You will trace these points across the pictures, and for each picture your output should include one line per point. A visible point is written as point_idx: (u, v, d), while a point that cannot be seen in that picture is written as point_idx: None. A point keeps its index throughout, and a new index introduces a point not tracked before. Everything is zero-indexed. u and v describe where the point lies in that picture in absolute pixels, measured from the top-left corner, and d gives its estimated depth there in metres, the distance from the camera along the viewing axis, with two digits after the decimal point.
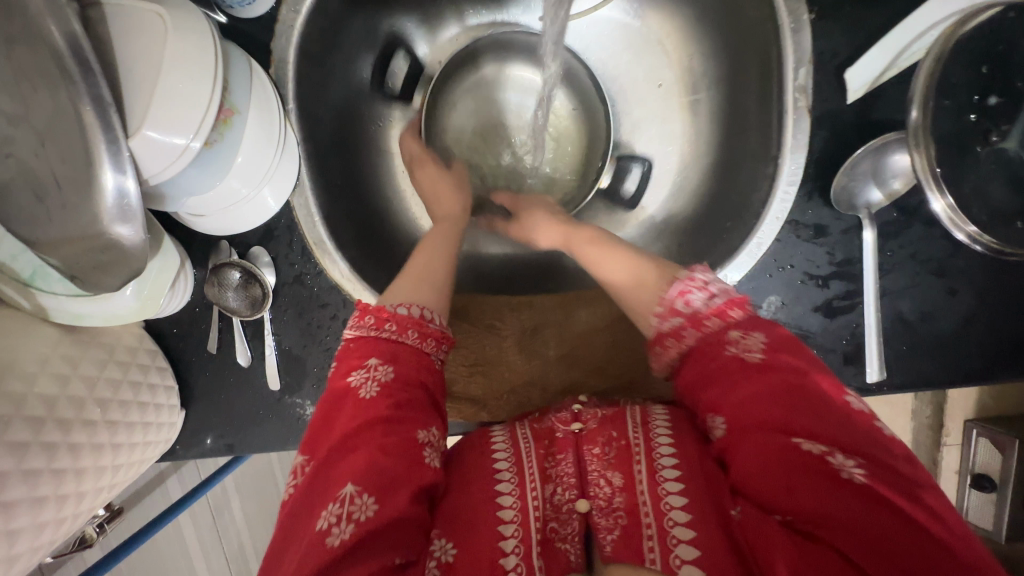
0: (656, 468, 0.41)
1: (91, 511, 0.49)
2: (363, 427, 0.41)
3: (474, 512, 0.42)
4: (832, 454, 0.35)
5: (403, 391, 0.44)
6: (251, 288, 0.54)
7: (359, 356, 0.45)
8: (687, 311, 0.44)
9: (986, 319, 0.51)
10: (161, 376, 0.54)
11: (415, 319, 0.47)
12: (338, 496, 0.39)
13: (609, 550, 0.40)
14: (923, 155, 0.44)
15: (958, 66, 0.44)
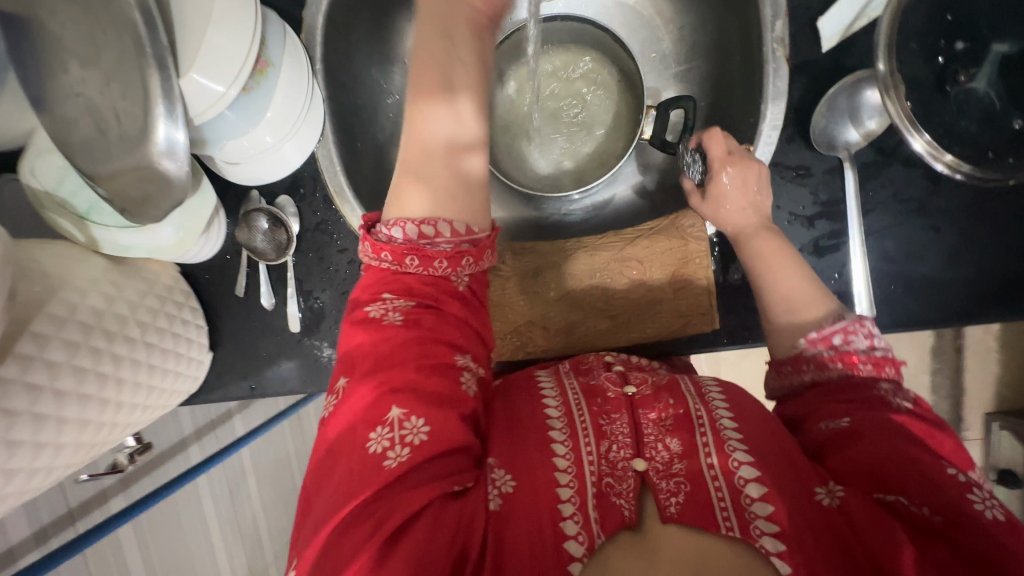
0: (722, 436, 0.44)
1: (125, 431, 0.52)
2: (402, 354, 0.42)
3: (528, 454, 0.43)
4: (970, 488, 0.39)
5: (426, 317, 0.43)
6: (277, 234, 0.59)
7: (376, 287, 0.44)
8: (845, 348, 0.46)
9: (970, 256, 0.53)
10: (192, 314, 0.59)
11: (412, 242, 0.43)
12: (385, 419, 0.40)
13: (672, 512, 0.40)
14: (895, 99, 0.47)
15: (921, 13, 0.49)
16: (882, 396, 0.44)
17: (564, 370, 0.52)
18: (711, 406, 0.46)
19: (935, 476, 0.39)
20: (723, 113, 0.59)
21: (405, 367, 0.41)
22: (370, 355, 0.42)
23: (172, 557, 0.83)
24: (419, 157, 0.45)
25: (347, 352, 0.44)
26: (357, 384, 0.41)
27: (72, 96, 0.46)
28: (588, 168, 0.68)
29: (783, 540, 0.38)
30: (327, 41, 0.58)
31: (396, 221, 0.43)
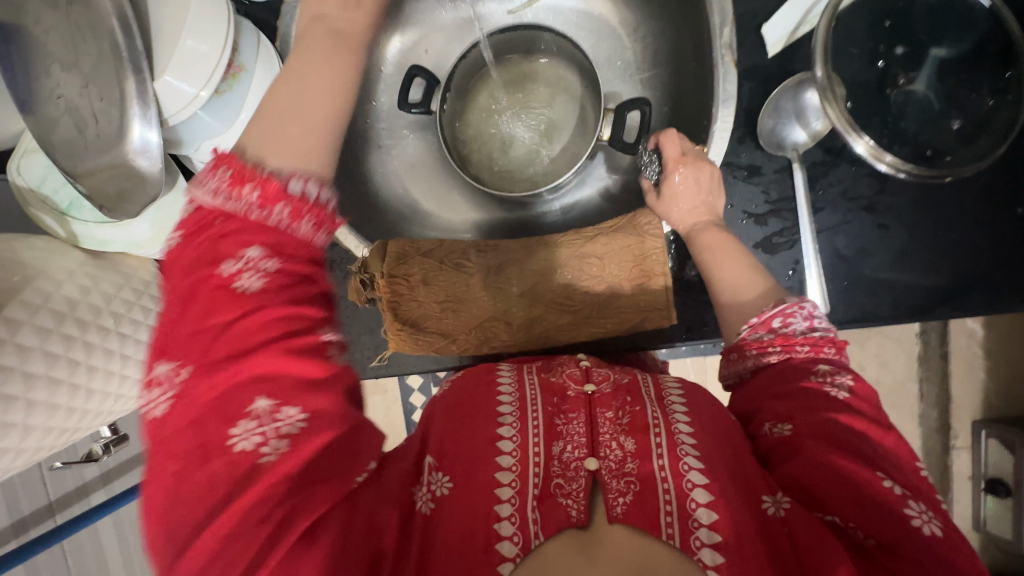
0: (676, 437, 0.44)
1: (98, 420, 0.54)
2: (267, 332, 0.34)
3: (472, 454, 0.44)
4: (909, 501, 0.40)
5: (295, 282, 0.36)
6: None
7: (232, 237, 0.35)
8: (784, 330, 0.48)
9: (919, 253, 0.55)
10: None
11: (309, 199, 0.36)
12: (249, 412, 0.33)
13: (618, 512, 0.40)
14: (836, 109, 0.48)
15: (861, 20, 0.51)
16: (821, 387, 0.45)
17: (526, 368, 0.54)
18: (669, 409, 0.47)
19: (873, 489, 0.40)
20: (681, 116, 0.61)
21: (269, 349, 0.34)
22: (218, 330, 0.34)
23: (150, 552, 0.85)
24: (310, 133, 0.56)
25: (178, 328, 0.34)
26: (212, 369, 0.33)
27: (53, 98, 0.49)
28: (556, 171, 0.70)
29: (723, 550, 0.38)
30: (301, 49, 0.61)
31: (295, 172, 0.36)
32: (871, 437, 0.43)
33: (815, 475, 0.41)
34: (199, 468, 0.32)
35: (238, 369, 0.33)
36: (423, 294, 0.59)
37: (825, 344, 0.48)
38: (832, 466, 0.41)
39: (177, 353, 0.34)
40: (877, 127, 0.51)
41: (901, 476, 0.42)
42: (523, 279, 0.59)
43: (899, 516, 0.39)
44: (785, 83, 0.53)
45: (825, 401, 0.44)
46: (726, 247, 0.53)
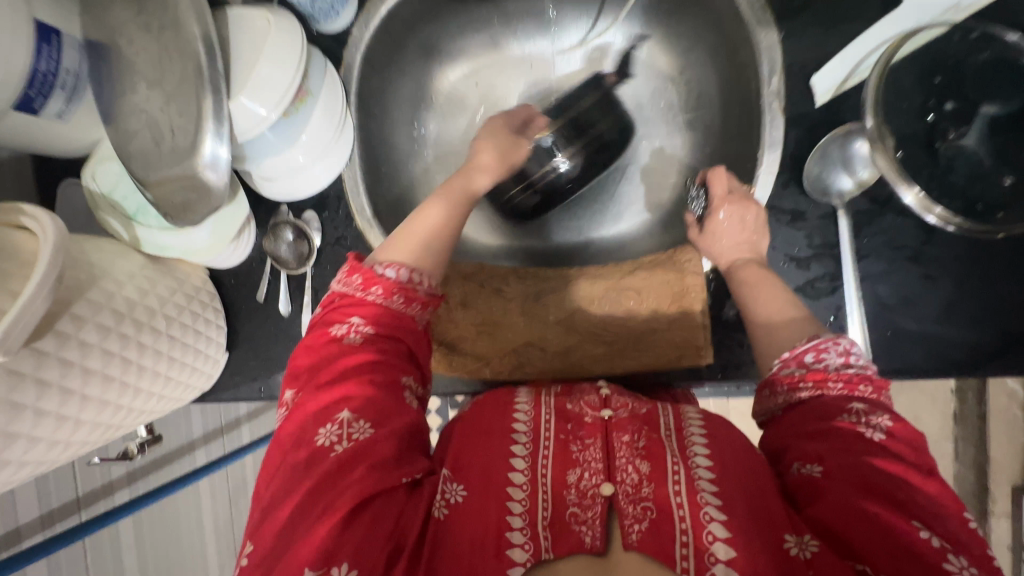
0: (693, 470, 0.42)
1: (140, 419, 0.55)
2: (361, 367, 0.46)
3: (486, 470, 0.44)
4: (949, 554, 0.36)
5: (386, 342, 0.49)
6: (300, 245, 0.64)
7: (345, 313, 0.49)
8: (815, 364, 0.46)
9: (967, 307, 0.54)
10: (215, 314, 0.63)
11: (402, 284, 0.50)
12: (337, 418, 0.43)
13: (633, 539, 0.40)
14: (885, 154, 0.49)
15: (908, 75, 0.52)
16: (855, 428, 0.43)
17: (545, 395, 0.52)
18: (689, 442, 0.45)
19: (906, 538, 0.37)
20: (725, 158, 0.63)
21: (362, 376, 0.45)
22: (323, 367, 0.47)
23: (165, 555, 0.85)
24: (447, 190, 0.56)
25: (297, 368, 0.48)
26: (312, 394, 0.45)
27: (136, 112, 0.53)
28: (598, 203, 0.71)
29: None
30: (362, 77, 0.64)
31: (394, 262, 0.50)
32: (907, 480, 0.40)
33: (841, 518, 0.38)
34: (291, 458, 0.43)
35: (333, 391, 0.45)
36: (460, 316, 0.61)
37: (860, 382, 0.46)
38: (860, 508, 0.38)
39: (290, 388, 0.47)
40: (927, 181, 0.51)
41: (943, 525, 0.38)
42: (558, 306, 0.60)
43: (935, 570, 0.36)
44: (835, 131, 0.54)
45: (858, 442, 0.42)
46: (768, 284, 0.52)
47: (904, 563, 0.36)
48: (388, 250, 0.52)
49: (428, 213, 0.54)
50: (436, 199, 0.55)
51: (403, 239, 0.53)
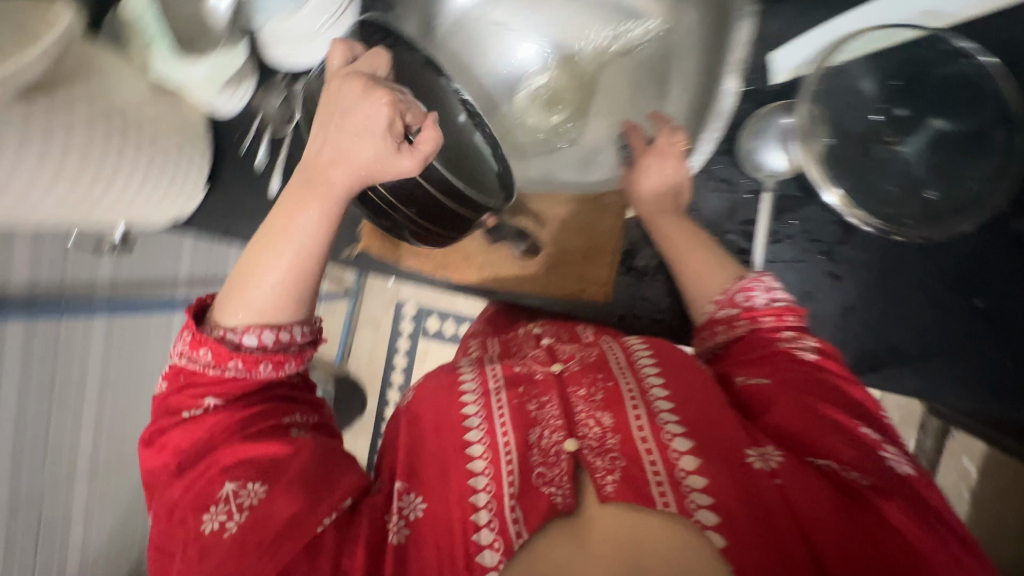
0: (654, 411, 0.52)
1: (112, 213, 0.64)
2: (225, 431, 0.46)
3: (445, 449, 0.52)
4: (882, 444, 0.50)
5: (249, 398, 0.48)
6: (286, 109, 0.74)
7: (190, 393, 0.47)
8: (745, 304, 0.56)
9: (863, 315, 0.57)
10: (201, 156, 0.71)
11: (268, 347, 0.46)
12: (220, 495, 0.44)
13: (609, 491, 0.47)
14: (811, 153, 0.51)
15: (868, 74, 0.54)
16: (790, 351, 0.54)
17: (485, 365, 0.60)
18: (644, 377, 0.55)
19: (851, 432, 0.50)
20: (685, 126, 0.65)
21: (230, 440, 0.46)
22: (188, 452, 0.46)
23: (126, 365, 0.97)
24: (305, 194, 0.45)
25: (157, 467, 0.47)
26: (184, 480, 0.45)
27: None
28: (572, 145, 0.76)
29: (716, 513, 0.44)
30: None
31: (250, 326, 0.45)
32: (837, 393, 0.52)
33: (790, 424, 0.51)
34: (183, 548, 0.44)
35: (206, 468, 0.45)
36: None
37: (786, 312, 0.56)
38: (805, 407, 0.51)
39: (158, 479, 0.47)
40: (857, 172, 0.53)
41: (867, 418, 0.52)
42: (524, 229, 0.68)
43: (874, 454, 0.49)
44: (770, 105, 0.57)
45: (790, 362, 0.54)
46: (691, 235, 0.59)
47: (846, 455, 0.48)
48: (230, 308, 0.46)
49: (266, 260, 0.45)
50: (284, 220, 0.45)
51: (239, 288, 0.46)
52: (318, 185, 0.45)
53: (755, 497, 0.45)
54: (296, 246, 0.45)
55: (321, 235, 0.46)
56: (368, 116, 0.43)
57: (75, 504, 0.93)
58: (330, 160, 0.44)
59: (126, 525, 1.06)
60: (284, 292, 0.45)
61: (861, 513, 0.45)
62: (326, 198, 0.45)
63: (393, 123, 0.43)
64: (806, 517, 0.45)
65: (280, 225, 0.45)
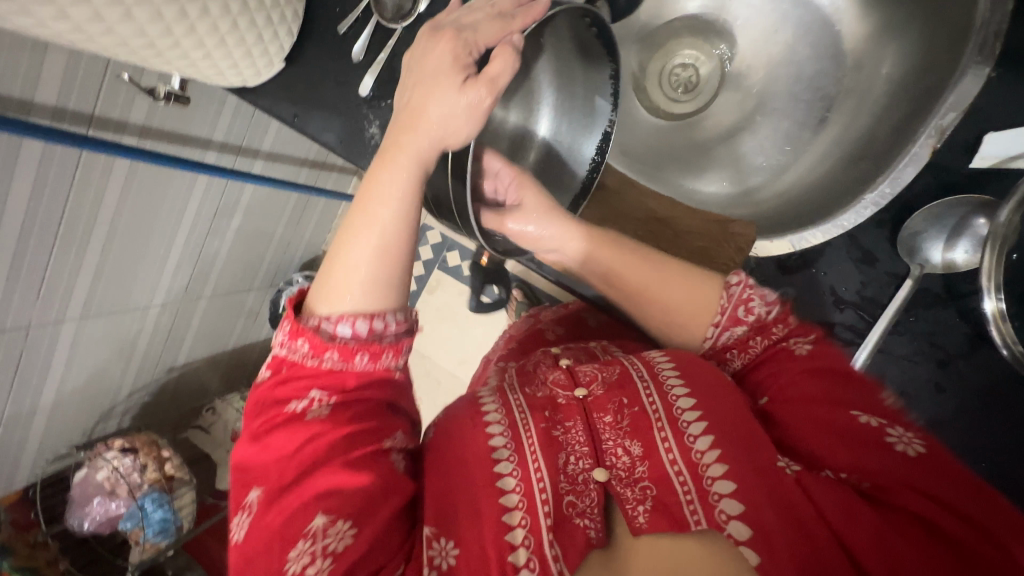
0: (680, 426, 0.52)
1: (176, 64, 0.54)
2: (329, 451, 0.48)
3: (477, 464, 0.52)
4: (886, 428, 0.48)
5: (351, 406, 0.49)
6: (404, 2, 0.65)
7: (298, 385, 0.48)
8: (751, 321, 0.57)
9: (964, 427, 0.65)
10: (293, 18, 0.60)
11: (359, 337, 0.48)
12: (309, 528, 0.45)
13: (639, 522, 0.50)
14: (995, 256, 0.52)
15: None
16: (787, 349, 0.56)
17: (508, 392, 0.60)
18: (667, 389, 0.55)
19: (867, 431, 0.48)
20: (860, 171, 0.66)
21: (330, 465, 0.47)
22: (289, 457, 0.48)
23: (140, 219, 0.88)
24: (385, 163, 0.48)
25: (258, 462, 0.48)
26: (280, 501, 0.46)
27: None
28: (709, 141, 0.79)
29: (743, 517, 0.46)
30: None
31: (343, 316, 0.48)
32: (828, 374, 0.53)
33: (808, 431, 0.50)
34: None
35: (300, 493, 0.46)
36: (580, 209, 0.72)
37: (774, 324, 0.58)
38: (813, 421, 0.50)
39: (256, 481, 0.48)
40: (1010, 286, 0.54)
41: (866, 401, 0.51)
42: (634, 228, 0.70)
43: (880, 440, 0.47)
44: (965, 198, 0.63)
45: (787, 359, 0.56)
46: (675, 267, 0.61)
47: (879, 460, 0.46)
48: (319, 296, 0.49)
49: (351, 244, 0.48)
50: (367, 201, 0.48)
51: (330, 280, 0.48)
52: (393, 155, 0.48)
53: (780, 493, 0.47)
54: (374, 223, 0.48)
55: (406, 210, 0.49)
56: (441, 82, 0.47)
57: (60, 340, 0.88)
58: (404, 100, 0.49)
59: (104, 376, 1.01)
60: (373, 266, 0.48)
61: (887, 515, 0.44)
62: (399, 163, 0.48)
63: (460, 56, 0.48)
64: (834, 519, 0.45)
65: (368, 191, 0.48)
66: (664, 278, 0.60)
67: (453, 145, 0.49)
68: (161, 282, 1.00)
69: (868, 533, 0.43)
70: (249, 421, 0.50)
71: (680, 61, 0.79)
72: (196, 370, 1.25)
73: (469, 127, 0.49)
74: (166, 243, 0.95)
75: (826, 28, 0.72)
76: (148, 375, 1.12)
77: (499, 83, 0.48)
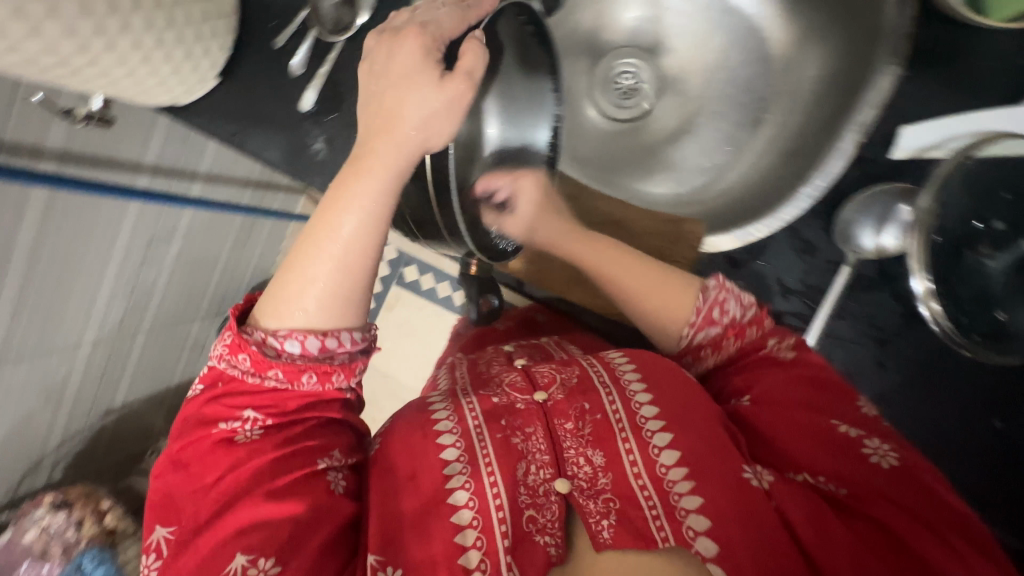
0: (640, 428, 0.55)
1: (98, 82, 0.50)
2: (251, 480, 0.47)
3: (419, 482, 0.53)
4: (866, 439, 0.53)
5: (286, 426, 0.49)
6: (343, 16, 0.64)
7: (232, 408, 0.48)
8: (721, 321, 0.63)
9: (910, 404, 0.67)
10: (224, 32, 0.58)
11: (311, 357, 0.47)
12: (229, 564, 0.44)
13: (603, 538, 0.51)
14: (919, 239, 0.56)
15: (991, 181, 0.59)
16: (772, 356, 0.62)
17: (461, 399, 0.59)
18: (631, 396, 0.57)
19: (839, 437, 0.54)
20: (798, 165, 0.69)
21: (254, 495, 0.46)
22: (211, 489, 0.47)
23: (65, 255, 0.81)
24: (353, 172, 0.46)
25: (180, 494, 0.47)
26: (196, 540, 0.45)
27: None
28: (661, 141, 0.83)
29: (710, 522, 0.49)
30: None
31: (293, 333, 0.47)
32: (810, 381, 0.59)
33: (783, 429, 0.56)
34: None
35: (219, 529, 0.45)
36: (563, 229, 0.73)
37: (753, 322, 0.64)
38: (786, 426, 0.56)
39: (174, 513, 0.47)
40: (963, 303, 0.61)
41: (846, 413, 0.56)
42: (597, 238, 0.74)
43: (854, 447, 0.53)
44: (890, 186, 0.64)
45: (771, 366, 0.62)
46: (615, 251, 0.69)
47: (845, 464, 0.52)
48: (268, 310, 0.48)
49: (311, 257, 0.46)
50: (329, 212, 0.46)
51: (281, 295, 0.47)
52: (363, 164, 0.46)
53: (745, 502, 0.49)
54: (339, 234, 0.46)
55: (370, 225, 0.47)
56: (416, 81, 0.46)
57: None
58: (371, 101, 0.47)
59: (29, 427, 0.92)
60: (336, 283, 0.47)
61: (854, 522, 0.49)
62: (372, 171, 0.46)
63: (432, 54, 0.47)
64: (804, 531, 0.48)
65: (334, 198, 0.47)
66: (616, 258, 0.68)
67: (434, 147, 0.47)
68: (93, 318, 0.92)
69: (842, 547, 0.47)
70: (171, 445, 0.50)
71: (620, 69, 0.82)
72: (137, 410, 1.16)
73: (447, 127, 0.47)
74: (94, 277, 0.88)
75: (753, 35, 0.76)
76: (82, 421, 1.03)
77: (475, 76, 0.47)
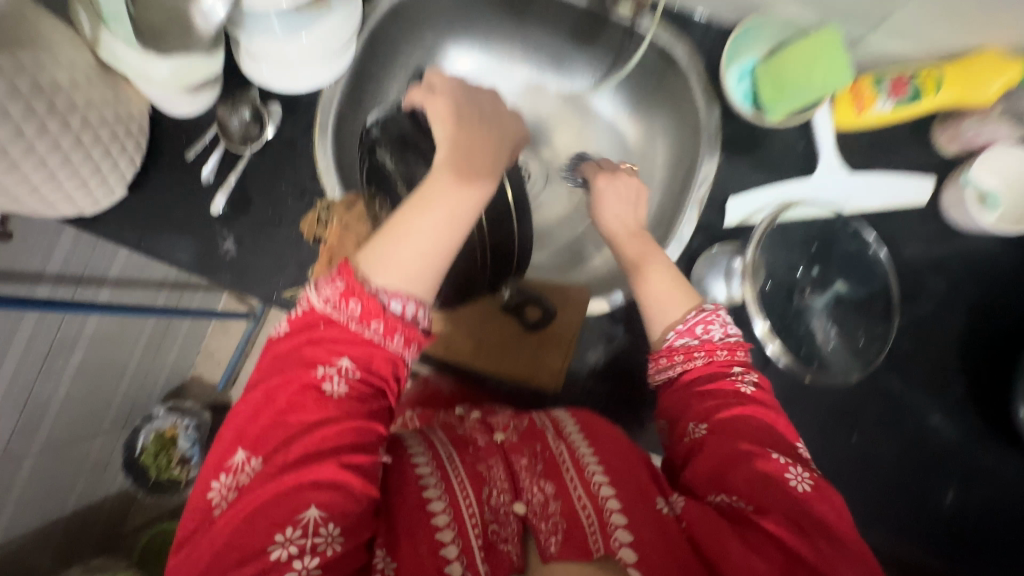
0: (583, 469, 0.56)
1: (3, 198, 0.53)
2: (336, 442, 0.47)
3: (412, 499, 0.52)
4: (794, 465, 0.54)
5: (374, 385, 0.51)
6: (250, 128, 0.70)
7: (332, 354, 0.49)
8: (703, 335, 0.62)
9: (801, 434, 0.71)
10: (134, 148, 0.63)
11: (408, 324, 0.50)
12: (302, 518, 0.45)
13: (551, 551, 0.51)
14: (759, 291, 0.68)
15: (799, 237, 0.75)
16: (735, 384, 0.60)
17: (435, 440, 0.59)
18: (569, 439, 0.59)
19: (781, 466, 0.53)
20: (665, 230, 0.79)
21: (332, 459, 0.47)
22: (291, 442, 0.47)
23: None
24: (452, 171, 0.54)
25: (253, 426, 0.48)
26: (276, 477, 0.45)
27: None
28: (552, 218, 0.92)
29: (632, 544, 0.49)
30: (375, 29, 0.77)
31: (398, 292, 0.50)
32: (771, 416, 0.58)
33: (720, 458, 0.55)
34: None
35: (299, 475, 0.46)
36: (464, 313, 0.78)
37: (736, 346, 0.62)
38: (728, 449, 0.55)
39: (248, 447, 0.47)
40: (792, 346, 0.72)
41: (782, 438, 0.56)
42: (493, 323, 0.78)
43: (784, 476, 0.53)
44: (725, 245, 0.75)
45: (723, 387, 0.60)
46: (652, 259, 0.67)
47: (771, 492, 0.52)
48: (371, 264, 0.51)
49: (418, 217, 0.52)
50: (430, 191, 0.53)
51: (387, 248, 0.51)
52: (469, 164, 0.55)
53: (660, 525, 0.51)
54: (422, 235, 0.51)
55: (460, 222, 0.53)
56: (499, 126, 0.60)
57: None
58: (461, 124, 0.58)
59: None
60: (429, 258, 0.51)
61: (765, 544, 0.49)
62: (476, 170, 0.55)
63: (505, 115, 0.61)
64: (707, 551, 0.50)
65: (432, 183, 0.53)
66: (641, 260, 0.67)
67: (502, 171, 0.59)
68: None
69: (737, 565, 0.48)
70: (258, 381, 0.50)
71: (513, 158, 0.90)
72: (22, 545, 1.01)
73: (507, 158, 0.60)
74: None
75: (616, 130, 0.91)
76: None
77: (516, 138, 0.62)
